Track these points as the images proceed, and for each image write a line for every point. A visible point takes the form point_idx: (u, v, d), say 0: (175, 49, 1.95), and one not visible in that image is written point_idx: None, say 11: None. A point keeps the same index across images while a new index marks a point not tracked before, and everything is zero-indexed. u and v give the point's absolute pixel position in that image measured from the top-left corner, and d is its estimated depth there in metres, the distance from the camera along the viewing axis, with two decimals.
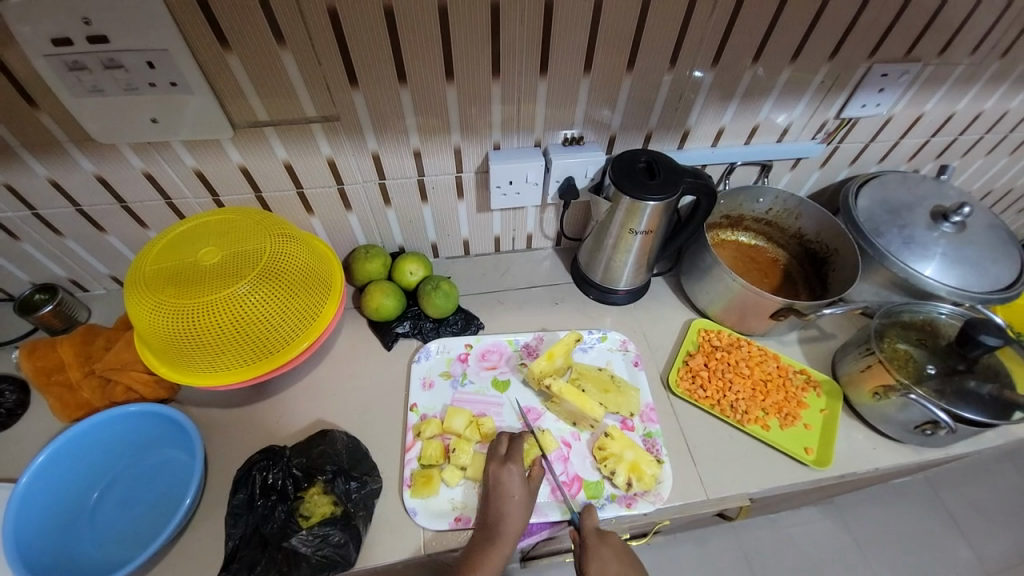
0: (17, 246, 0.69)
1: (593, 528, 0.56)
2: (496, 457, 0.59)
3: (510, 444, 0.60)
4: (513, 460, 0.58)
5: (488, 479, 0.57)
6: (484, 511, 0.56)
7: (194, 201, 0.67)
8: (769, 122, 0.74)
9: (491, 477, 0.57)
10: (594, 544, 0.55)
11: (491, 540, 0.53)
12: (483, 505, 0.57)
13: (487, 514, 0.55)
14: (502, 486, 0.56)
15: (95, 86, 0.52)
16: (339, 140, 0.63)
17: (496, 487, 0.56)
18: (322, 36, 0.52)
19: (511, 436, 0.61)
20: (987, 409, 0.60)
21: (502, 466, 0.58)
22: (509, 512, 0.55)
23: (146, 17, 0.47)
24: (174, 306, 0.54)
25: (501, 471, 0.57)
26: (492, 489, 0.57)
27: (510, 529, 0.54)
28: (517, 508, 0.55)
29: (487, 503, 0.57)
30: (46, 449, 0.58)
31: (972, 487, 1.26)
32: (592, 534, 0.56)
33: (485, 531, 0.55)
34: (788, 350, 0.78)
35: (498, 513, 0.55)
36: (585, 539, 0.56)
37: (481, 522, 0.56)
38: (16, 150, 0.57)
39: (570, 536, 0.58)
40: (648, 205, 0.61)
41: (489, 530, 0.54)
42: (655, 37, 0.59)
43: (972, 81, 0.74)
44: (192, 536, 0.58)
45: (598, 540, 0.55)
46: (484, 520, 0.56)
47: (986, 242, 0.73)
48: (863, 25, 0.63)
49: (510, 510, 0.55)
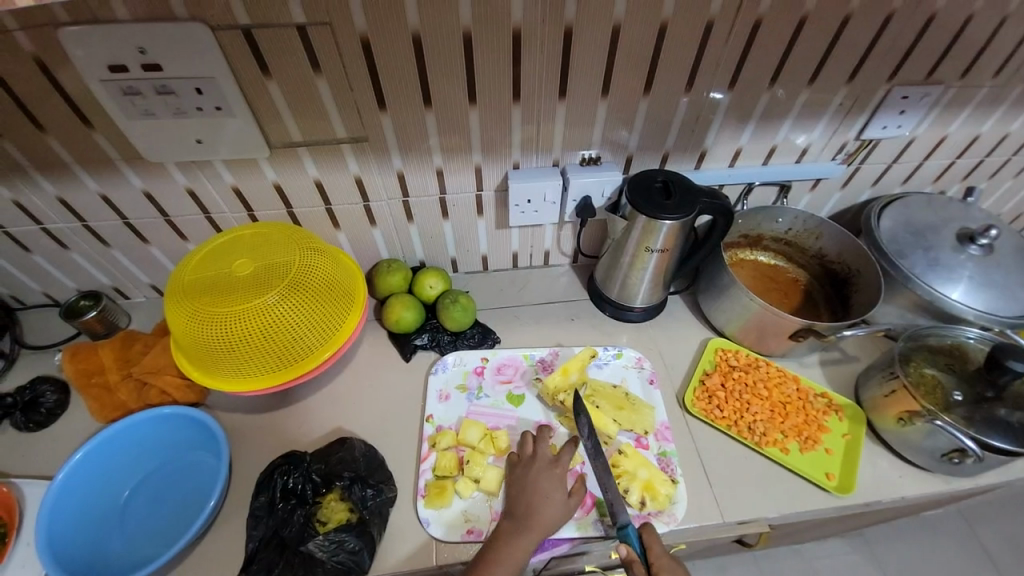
0: (67, 254, 0.74)
1: (666, 552, 0.54)
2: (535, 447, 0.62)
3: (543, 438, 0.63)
4: (561, 465, 0.60)
5: (528, 474, 0.59)
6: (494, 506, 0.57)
7: (230, 216, 0.71)
8: (787, 143, 0.75)
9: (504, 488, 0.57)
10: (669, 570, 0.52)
11: (523, 530, 0.55)
12: (513, 498, 0.58)
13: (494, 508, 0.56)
14: (539, 483, 0.58)
15: (147, 109, 0.56)
16: (367, 160, 0.66)
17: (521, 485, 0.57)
18: (353, 63, 0.55)
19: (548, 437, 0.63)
20: (1017, 439, 0.58)
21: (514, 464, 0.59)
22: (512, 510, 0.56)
23: (195, 48, 0.51)
24: (209, 314, 0.57)
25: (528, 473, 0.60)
26: None
27: (542, 521, 0.56)
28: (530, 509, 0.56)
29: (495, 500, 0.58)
30: (86, 446, 0.61)
31: (1014, 524, 1.19)
32: (665, 559, 0.54)
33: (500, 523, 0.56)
34: (809, 372, 0.76)
35: (531, 505, 0.57)
36: (654, 563, 0.53)
37: (509, 511, 0.57)
38: (71, 165, 0.62)
39: (623, 550, 0.54)
40: (664, 224, 0.62)
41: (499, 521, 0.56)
42: (671, 62, 0.61)
43: (997, 103, 0.73)
44: (215, 536, 0.59)
45: (674, 567, 0.53)
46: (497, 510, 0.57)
47: (1016, 266, 0.71)
48: (882, 48, 0.64)
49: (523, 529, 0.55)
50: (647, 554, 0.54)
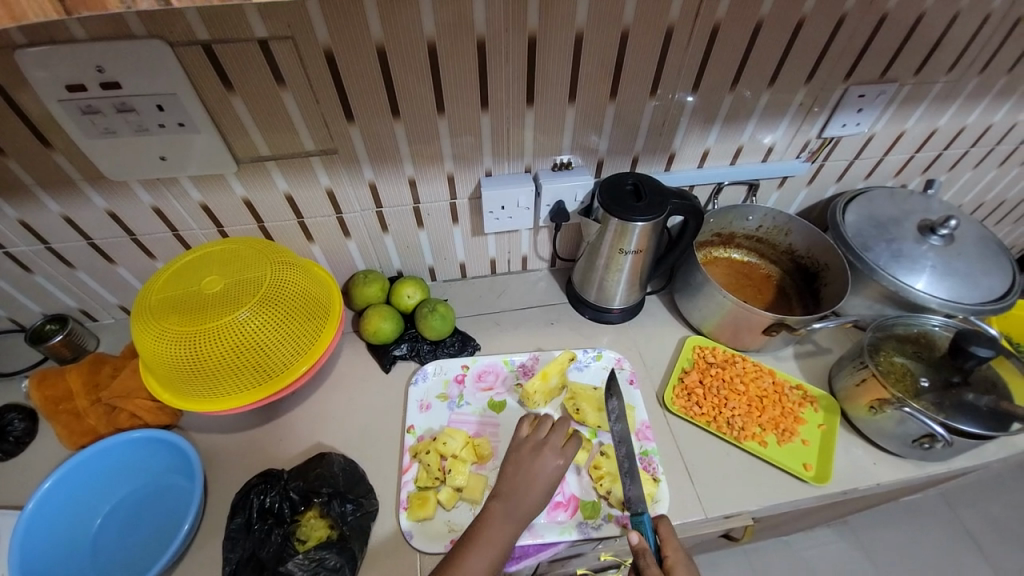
0: (31, 278, 0.72)
1: (680, 547, 0.54)
2: (551, 446, 0.58)
3: (551, 429, 0.60)
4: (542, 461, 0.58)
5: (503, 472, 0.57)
6: None
7: (200, 232, 0.70)
8: (753, 142, 0.77)
9: None
10: (680, 563, 0.52)
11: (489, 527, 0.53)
12: None
13: None
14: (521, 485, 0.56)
15: (108, 128, 0.55)
16: (337, 171, 0.65)
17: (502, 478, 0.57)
18: (319, 75, 0.55)
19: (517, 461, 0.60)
20: (986, 422, 0.60)
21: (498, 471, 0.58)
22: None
23: (156, 67, 0.51)
24: (178, 333, 0.56)
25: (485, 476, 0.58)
26: None
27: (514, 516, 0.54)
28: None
29: None
30: (52, 476, 0.59)
31: (993, 503, 1.23)
32: (679, 553, 0.53)
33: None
34: (783, 365, 0.78)
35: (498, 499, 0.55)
36: (668, 556, 0.53)
37: None
38: (31, 188, 0.61)
39: (636, 536, 0.53)
40: (636, 225, 0.63)
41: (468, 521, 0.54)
42: (636, 66, 0.62)
43: (951, 97, 0.76)
44: (193, 559, 0.58)
45: (688, 564, 0.52)
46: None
47: (976, 254, 0.74)
48: (838, 48, 0.66)
49: None
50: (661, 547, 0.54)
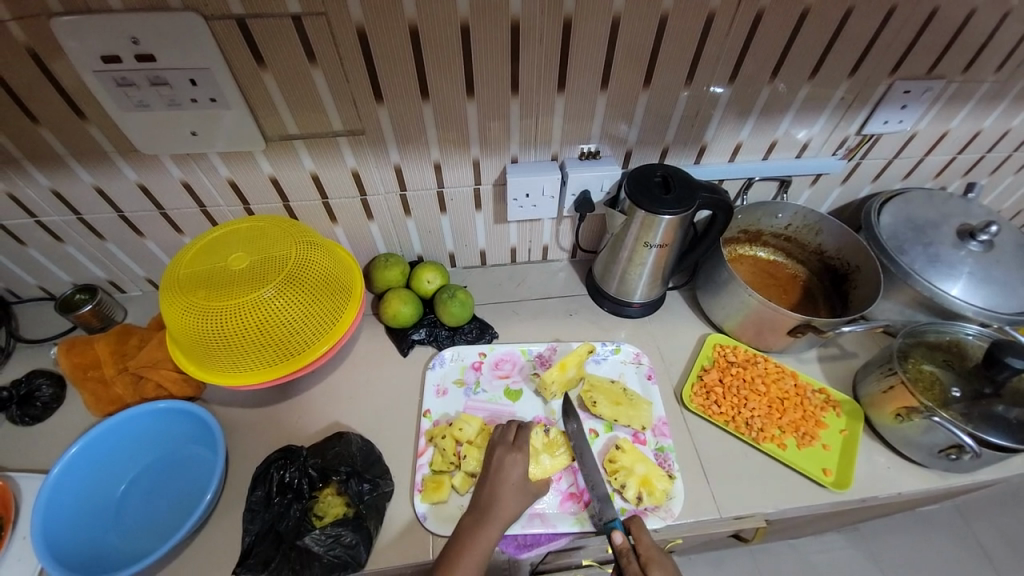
0: (61, 247, 0.73)
1: (654, 544, 0.55)
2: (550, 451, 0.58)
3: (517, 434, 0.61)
4: None
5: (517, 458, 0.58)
6: (477, 496, 0.57)
7: (226, 208, 0.70)
8: (788, 137, 0.74)
9: (502, 471, 0.57)
10: (655, 560, 0.53)
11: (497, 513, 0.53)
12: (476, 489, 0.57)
13: (480, 500, 0.56)
14: None
15: (141, 101, 0.55)
16: (363, 153, 0.65)
17: (516, 466, 0.57)
18: (350, 55, 0.54)
19: (518, 426, 0.62)
20: (1015, 436, 0.57)
21: (511, 455, 0.58)
22: (503, 496, 0.55)
23: (190, 40, 0.51)
24: (205, 308, 0.56)
25: (505, 457, 0.58)
26: (492, 476, 0.57)
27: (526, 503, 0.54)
28: (512, 500, 0.56)
29: (481, 489, 0.57)
30: (80, 441, 0.61)
31: (1010, 517, 1.20)
32: (654, 550, 0.55)
33: (476, 515, 0.55)
34: (806, 368, 0.76)
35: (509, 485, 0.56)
36: (644, 553, 0.54)
37: (495, 490, 0.56)
38: (65, 158, 0.62)
39: (618, 538, 0.55)
40: (663, 218, 0.61)
41: (479, 515, 0.54)
42: (672, 54, 0.60)
43: (1000, 98, 0.73)
44: (211, 529, 0.60)
45: (663, 560, 0.54)
46: (473, 507, 0.56)
47: (1016, 263, 0.71)
48: (885, 40, 0.63)
49: (502, 498, 0.55)
50: (637, 546, 0.55)
